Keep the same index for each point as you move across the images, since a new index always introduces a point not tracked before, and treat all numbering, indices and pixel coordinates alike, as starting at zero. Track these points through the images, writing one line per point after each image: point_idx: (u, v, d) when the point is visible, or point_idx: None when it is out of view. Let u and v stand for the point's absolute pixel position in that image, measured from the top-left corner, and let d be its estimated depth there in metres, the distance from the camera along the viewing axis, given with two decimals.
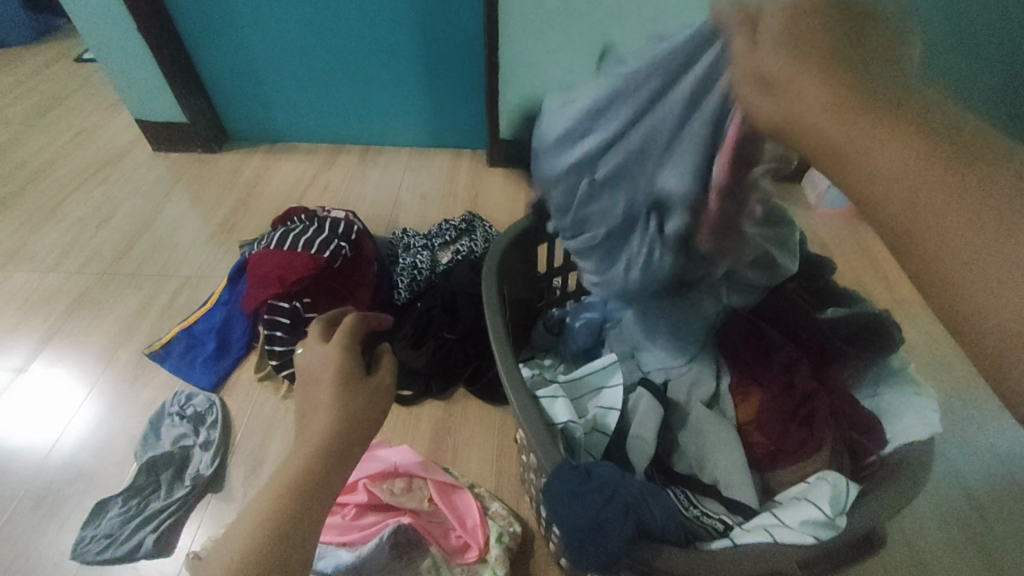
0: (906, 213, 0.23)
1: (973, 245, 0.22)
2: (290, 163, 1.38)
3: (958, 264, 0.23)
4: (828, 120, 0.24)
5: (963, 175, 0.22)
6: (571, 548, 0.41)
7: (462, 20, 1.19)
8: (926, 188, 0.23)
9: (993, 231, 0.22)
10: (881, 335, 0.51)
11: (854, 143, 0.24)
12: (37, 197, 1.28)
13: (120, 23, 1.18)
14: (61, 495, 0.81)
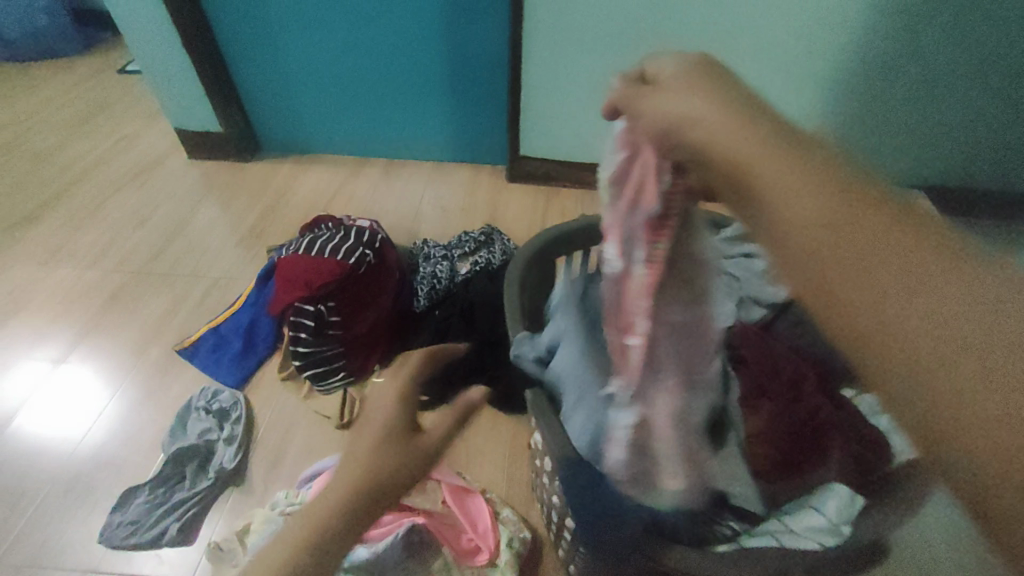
0: (857, 279, 0.23)
1: (946, 346, 0.22)
2: (317, 174, 1.44)
3: (910, 364, 0.22)
4: (782, 192, 0.25)
5: (909, 257, 0.23)
6: (589, 531, 0.46)
7: (487, 42, 1.24)
8: (894, 287, 0.23)
9: (959, 337, 0.22)
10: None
11: (803, 218, 0.24)
12: (79, 198, 1.35)
13: (166, 39, 1.25)
14: (91, 482, 0.84)
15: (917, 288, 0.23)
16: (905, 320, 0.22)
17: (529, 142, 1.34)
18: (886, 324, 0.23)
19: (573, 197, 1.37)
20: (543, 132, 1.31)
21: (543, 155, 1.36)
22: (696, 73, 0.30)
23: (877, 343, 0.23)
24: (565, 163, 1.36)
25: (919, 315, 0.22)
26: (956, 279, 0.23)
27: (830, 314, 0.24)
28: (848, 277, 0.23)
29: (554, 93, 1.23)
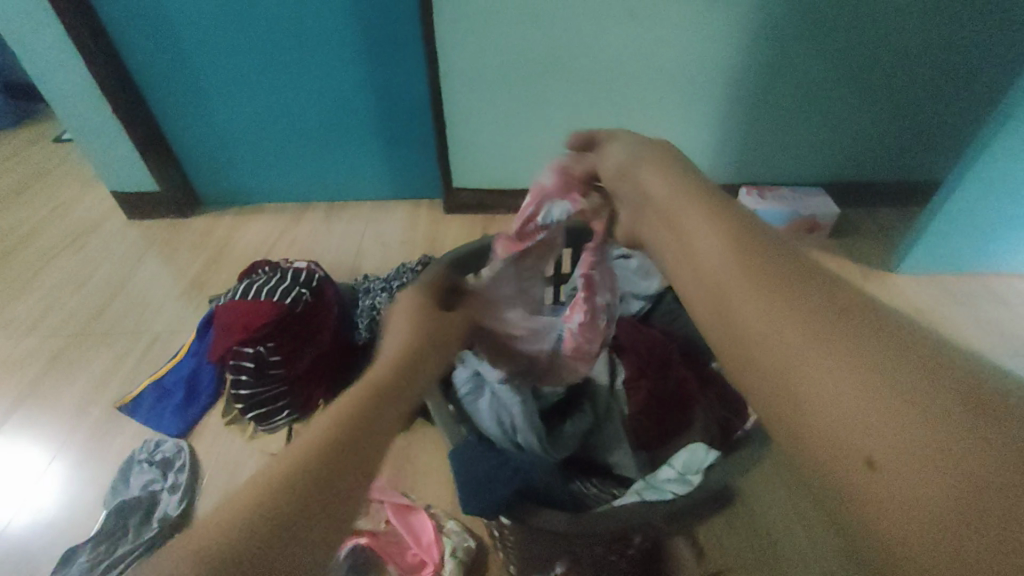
0: (803, 374, 0.31)
1: (862, 410, 0.28)
2: (259, 222, 1.47)
3: (840, 434, 0.28)
4: (749, 311, 0.37)
5: (851, 352, 0.30)
6: (464, 497, 0.48)
7: (410, 86, 1.33)
8: (824, 365, 0.30)
9: (875, 408, 0.27)
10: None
11: (771, 337, 0.34)
12: (13, 269, 1.34)
13: (96, 106, 1.30)
14: (30, 548, 0.83)
15: (845, 369, 0.29)
16: (831, 393, 0.29)
17: (460, 174, 1.41)
18: (810, 394, 0.30)
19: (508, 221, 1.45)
20: (472, 163, 1.40)
21: (474, 185, 1.44)
22: (694, 208, 0.46)
23: (813, 417, 0.30)
24: (496, 190, 1.44)
25: (842, 388, 0.29)
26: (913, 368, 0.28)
27: (786, 391, 0.32)
28: (787, 359, 0.33)
29: (476, 127, 1.32)
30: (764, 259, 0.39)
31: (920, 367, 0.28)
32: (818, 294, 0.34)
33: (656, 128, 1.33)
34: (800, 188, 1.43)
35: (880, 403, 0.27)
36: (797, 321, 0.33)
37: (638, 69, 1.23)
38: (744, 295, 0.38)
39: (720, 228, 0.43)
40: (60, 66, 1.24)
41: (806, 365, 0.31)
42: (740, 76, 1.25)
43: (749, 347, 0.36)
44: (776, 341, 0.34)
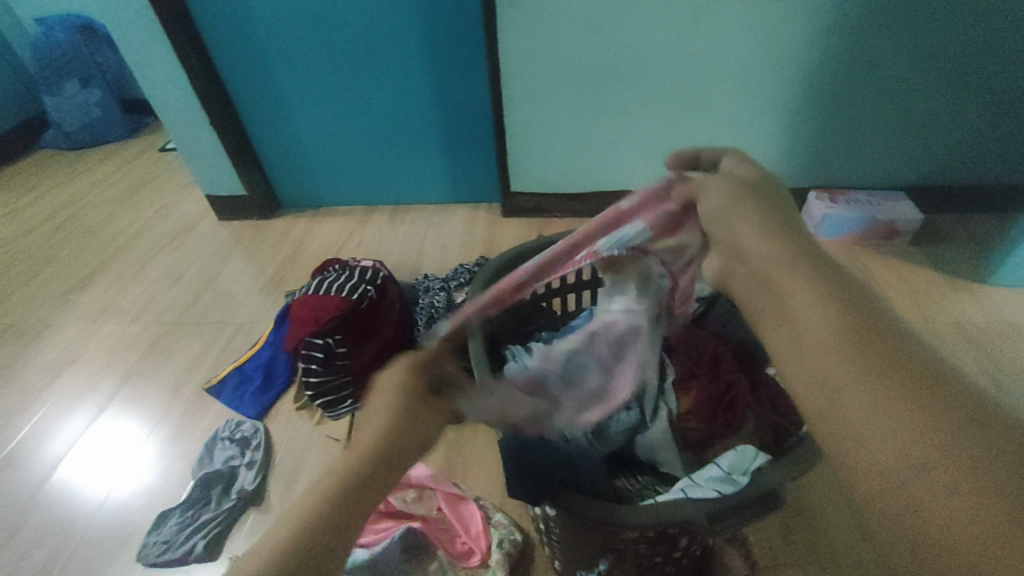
0: (885, 445, 0.30)
1: (945, 488, 0.28)
2: (331, 224, 1.58)
3: (931, 512, 0.28)
4: (822, 364, 0.34)
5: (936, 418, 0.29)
6: (509, 480, 0.51)
7: (473, 95, 1.39)
8: (911, 445, 0.29)
9: (967, 488, 0.27)
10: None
11: (844, 401, 0.32)
12: (125, 263, 1.53)
13: (197, 121, 1.45)
14: (131, 509, 0.94)
15: (920, 437, 0.29)
16: (919, 475, 0.29)
17: (518, 179, 1.44)
18: (885, 464, 0.30)
19: (564, 225, 1.46)
20: (531, 168, 1.42)
21: (532, 189, 1.46)
22: (734, 219, 0.44)
23: (891, 486, 0.30)
24: (553, 195, 1.46)
25: (921, 460, 0.29)
26: (988, 435, 0.28)
27: (871, 463, 0.31)
28: (860, 421, 0.31)
29: (536, 133, 1.35)
30: (826, 298, 0.36)
31: (986, 437, 0.28)
32: (888, 346, 0.33)
33: (719, 132, 1.30)
34: (878, 192, 1.34)
35: (962, 480, 0.28)
36: (870, 379, 0.32)
37: (702, 70, 1.21)
38: (809, 352, 0.35)
39: (783, 265, 0.39)
40: (168, 83, 1.39)
41: (880, 434, 0.30)
42: (813, 75, 1.19)
43: (826, 400, 0.33)
44: (853, 401, 0.32)
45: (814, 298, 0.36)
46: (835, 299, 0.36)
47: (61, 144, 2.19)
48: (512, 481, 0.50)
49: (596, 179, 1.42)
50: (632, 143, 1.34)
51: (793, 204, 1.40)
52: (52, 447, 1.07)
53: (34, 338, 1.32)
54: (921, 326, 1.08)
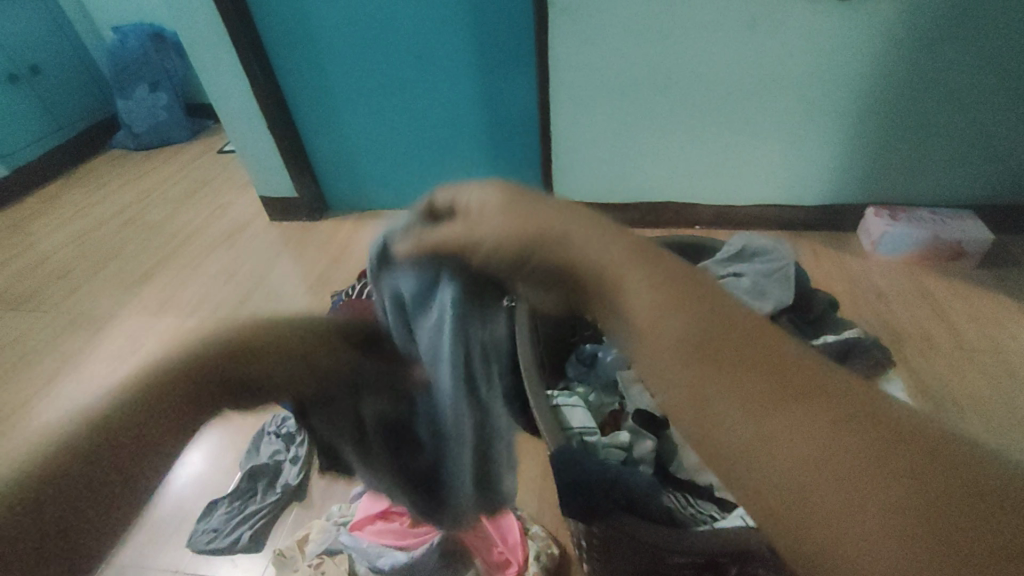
0: (761, 453, 0.26)
1: (859, 520, 0.24)
2: (375, 227, 1.61)
3: (829, 540, 0.24)
4: (706, 380, 0.28)
5: (854, 439, 0.26)
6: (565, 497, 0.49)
7: (520, 103, 1.40)
8: (799, 467, 0.26)
9: (862, 512, 0.24)
10: (871, 358, 0.59)
11: (712, 412, 0.28)
12: (183, 259, 1.60)
13: (256, 126, 1.52)
14: (183, 496, 0.98)
15: (785, 407, 0.27)
16: (787, 480, 0.26)
17: (561, 187, 1.44)
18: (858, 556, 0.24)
19: None
20: (575, 177, 1.41)
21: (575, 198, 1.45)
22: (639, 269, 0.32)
23: (746, 459, 0.27)
24: (597, 204, 1.44)
25: (887, 513, 0.24)
26: (869, 459, 0.25)
27: (751, 474, 0.27)
28: (744, 438, 0.27)
29: (581, 144, 1.34)
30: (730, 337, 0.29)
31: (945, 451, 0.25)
32: (809, 378, 0.28)
33: (771, 145, 1.26)
34: (942, 210, 1.27)
35: (828, 453, 0.25)
36: (817, 417, 0.26)
37: (757, 81, 1.18)
38: (678, 363, 0.29)
39: (654, 264, 0.32)
40: (230, 89, 1.46)
41: (732, 424, 0.27)
42: (874, 88, 1.14)
43: (679, 381, 0.29)
44: (789, 459, 0.26)
45: (694, 331, 0.29)
46: (720, 326, 0.30)
47: (130, 144, 2.32)
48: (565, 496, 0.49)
49: (640, 190, 1.40)
50: (679, 155, 1.32)
51: (848, 220, 1.34)
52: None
53: (100, 327, 1.40)
54: (988, 351, 1.01)
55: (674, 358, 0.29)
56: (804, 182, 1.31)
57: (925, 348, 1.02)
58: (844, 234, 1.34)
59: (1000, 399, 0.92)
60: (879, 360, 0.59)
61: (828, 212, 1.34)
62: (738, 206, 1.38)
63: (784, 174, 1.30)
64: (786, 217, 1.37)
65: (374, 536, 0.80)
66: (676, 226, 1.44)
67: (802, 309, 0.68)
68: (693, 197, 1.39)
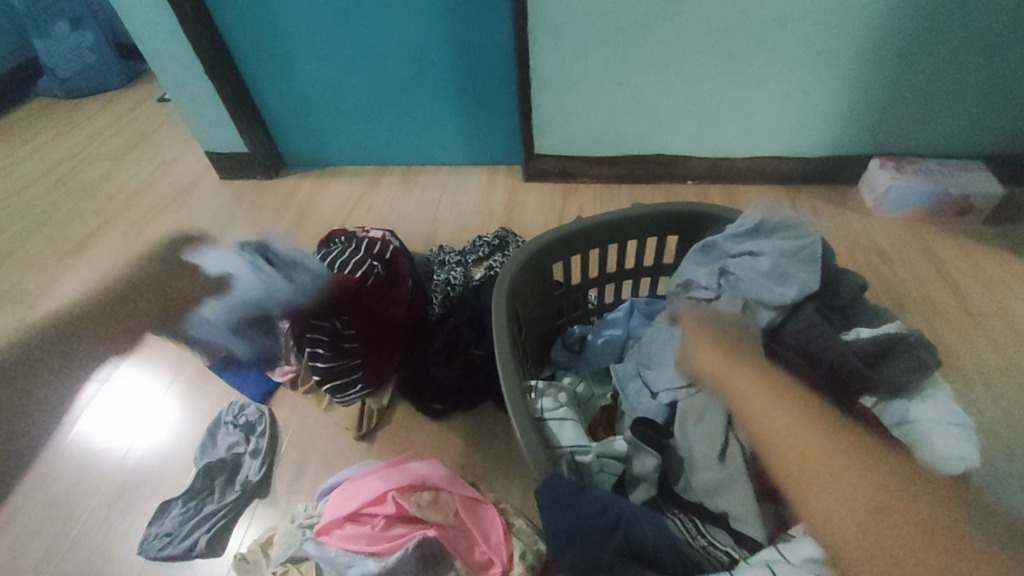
0: (791, 456, 0.49)
1: (835, 503, 0.44)
2: (339, 186, 1.46)
3: (827, 519, 0.44)
4: (772, 414, 0.52)
5: (846, 459, 0.47)
6: (552, 548, 0.44)
7: (495, 42, 1.23)
8: (817, 472, 0.46)
9: (848, 502, 0.44)
10: (913, 357, 0.53)
11: (772, 432, 0.51)
12: (123, 225, 1.44)
13: (191, 69, 1.32)
14: (133, 494, 0.89)
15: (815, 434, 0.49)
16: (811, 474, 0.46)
17: (543, 139, 1.30)
18: (822, 519, 0.44)
19: (593, 193, 1.33)
20: (558, 128, 1.27)
21: (558, 151, 1.32)
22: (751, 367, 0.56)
23: (789, 455, 0.49)
24: (582, 157, 1.31)
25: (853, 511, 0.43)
26: (849, 471, 0.45)
27: (789, 468, 0.48)
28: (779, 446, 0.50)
29: (565, 90, 1.20)
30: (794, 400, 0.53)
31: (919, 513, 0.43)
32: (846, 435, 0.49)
33: (775, 90, 1.14)
34: (950, 162, 1.18)
35: (836, 466, 0.46)
36: (836, 445, 0.48)
37: (764, 15, 1.03)
38: (758, 402, 0.53)
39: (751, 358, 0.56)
40: (154, 26, 1.25)
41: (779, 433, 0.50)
42: (893, 24, 1.02)
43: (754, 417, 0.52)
44: (800, 449, 0.48)
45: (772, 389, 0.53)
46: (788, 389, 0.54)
47: (56, 92, 2.06)
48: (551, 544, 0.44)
49: (628, 143, 1.27)
50: (674, 102, 1.19)
51: (849, 172, 1.25)
52: (61, 408, 1.02)
53: (30, 305, 1.25)
54: (994, 316, 0.95)
55: (753, 392, 0.54)
56: (807, 132, 1.20)
57: (929, 312, 0.97)
58: (845, 188, 1.26)
59: (1007, 367, 0.87)
60: (921, 359, 0.53)
61: (830, 164, 1.24)
62: (735, 159, 1.27)
63: (787, 122, 1.19)
64: (786, 169, 1.26)
65: (342, 542, 0.72)
66: (668, 181, 1.32)
67: (831, 295, 0.60)
68: (687, 150, 1.27)
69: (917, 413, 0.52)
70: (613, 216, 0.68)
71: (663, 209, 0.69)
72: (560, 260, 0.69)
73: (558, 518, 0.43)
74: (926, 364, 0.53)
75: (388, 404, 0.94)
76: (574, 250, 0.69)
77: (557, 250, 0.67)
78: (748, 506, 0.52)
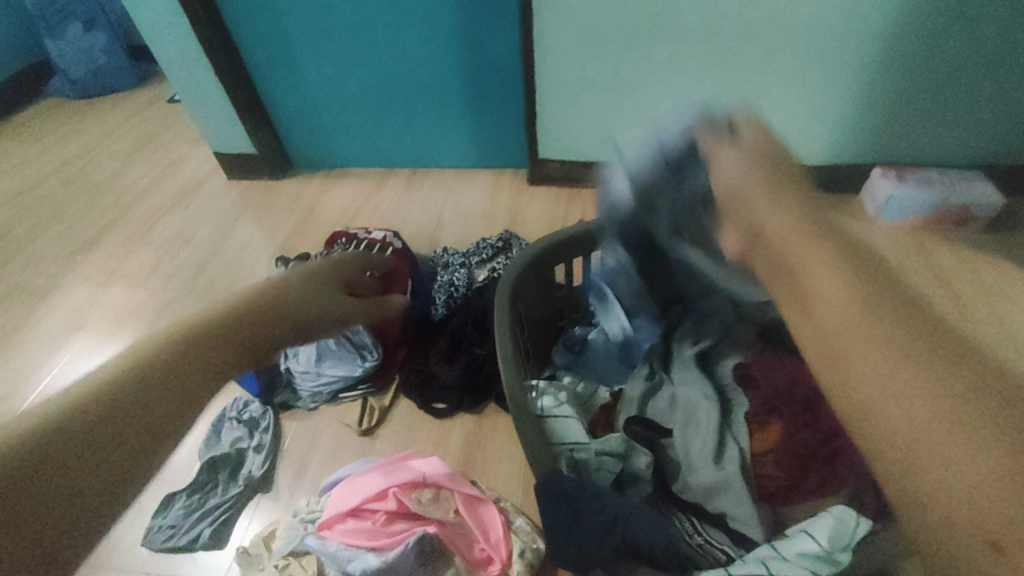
0: (851, 347, 0.36)
1: (909, 419, 0.32)
2: (345, 187, 1.48)
3: (884, 445, 0.32)
4: (829, 297, 0.38)
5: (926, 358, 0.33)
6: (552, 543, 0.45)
7: (501, 47, 1.25)
8: (880, 376, 0.34)
9: (926, 409, 0.31)
10: None
11: (825, 321, 0.38)
12: (132, 223, 1.46)
13: (202, 71, 1.34)
14: None
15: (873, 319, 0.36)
16: (860, 368, 0.35)
17: (547, 144, 1.31)
18: (893, 418, 0.32)
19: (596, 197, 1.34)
20: (563, 133, 1.29)
21: (562, 156, 1.33)
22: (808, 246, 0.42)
23: (841, 355, 0.36)
24: (586, 162, 1.33)
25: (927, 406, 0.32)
26: (927, 379, 0.32)
27: (836, 363, 0.36)
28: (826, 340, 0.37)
29: (570, 95, 1.21)
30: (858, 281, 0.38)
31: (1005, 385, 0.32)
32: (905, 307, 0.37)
33: (776, 98, 1.15)
34: (951, 171, 1.19)
35: (912, 366, 0.33)
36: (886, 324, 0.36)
37: (768, 22, 1.04)
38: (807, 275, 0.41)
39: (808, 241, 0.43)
40: (168, 27, 1.28)
41: (836, 322, 0.37)
42: (893, 34, 1.03)
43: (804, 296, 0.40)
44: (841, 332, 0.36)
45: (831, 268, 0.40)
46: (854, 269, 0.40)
47: (68, 92, 2.09)
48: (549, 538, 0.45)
49: None
50: None
51: (851, 180, 1.26)
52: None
53: (40, 300, 1.27)
54: (993, 323, 0.96)
55: (799, 263, 0.42)
56: (808, 140, 1.21)
57: None
58: (847, 196, 1.26)
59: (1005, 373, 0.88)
60: None
61: (832, 172, 1.25)
62: None
63: (788, 130, 1.20)
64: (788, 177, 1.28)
65: (343, 537, 0.73)
66: None
67: None
68: None
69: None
70: (614, 219, 0.69)
71: None
72: (562, 261, 0.71)
73: (558, 515, 0.45)
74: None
75: (390, 403, 0.95)
76: (577, 252, 0.71)
77: (560, 251, 0.69)
78: (744, 504, 0.54)
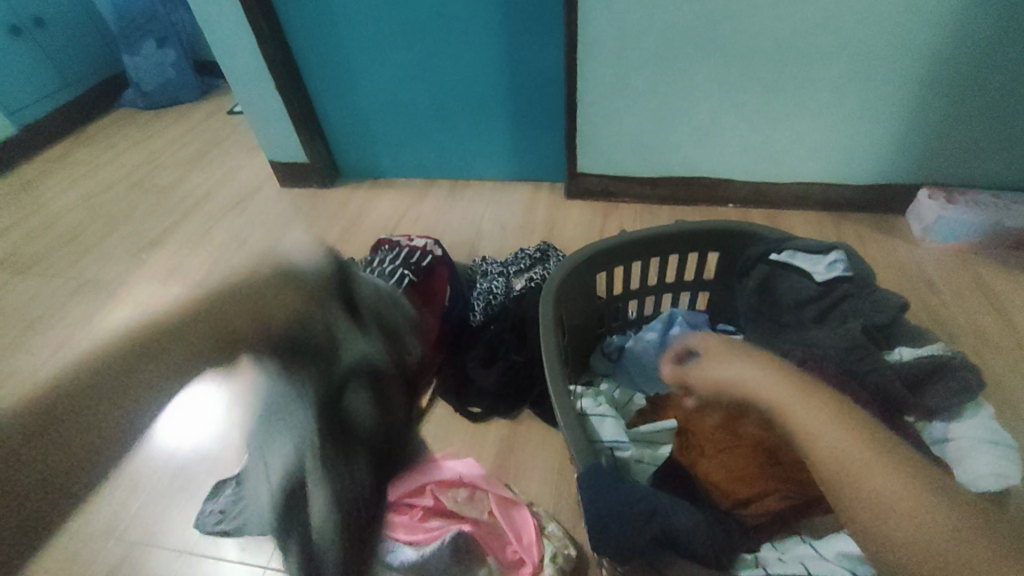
0: (851, 485, 0.45)
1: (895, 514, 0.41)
2: (390, 197, 1.54)
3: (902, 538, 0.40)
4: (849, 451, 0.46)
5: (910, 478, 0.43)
6: (592, 531, 0.48)
7: (546, 64, 1.29)
8: (865, 481, 0.44)
9: (878, 498, 0.43)
10: (959, 380, 0.56)
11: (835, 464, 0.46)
12: (192, 226, 1.56)
13: (264, 85, 1.43)
14: (188, 476, 0.95)
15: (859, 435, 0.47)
16: (867, 483, 0.43)
17: (586, 158, 1.34)
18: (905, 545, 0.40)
19: (633, 212, 1.36)
20: (602, 148, 1.31)
21: (601, 171, 1.36)
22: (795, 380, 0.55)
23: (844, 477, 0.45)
24: (624, 177, 1.35)
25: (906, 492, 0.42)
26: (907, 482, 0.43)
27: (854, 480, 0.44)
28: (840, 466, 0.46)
29: (612, 110, 1.24)
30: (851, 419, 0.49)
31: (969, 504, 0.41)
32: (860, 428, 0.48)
33: (820, 117, 1.15)
34: (1006, 194, 1.16)
35: (892, 470, 0.43)
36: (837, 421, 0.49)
37: (811, 41, 1.05)
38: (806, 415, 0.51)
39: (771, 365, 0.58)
40: (235, 43, 1.37)
41: (839, 459, 0.46)
42: (945, 54, 1.02)
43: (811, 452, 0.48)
44: (847, 460, 0.46)
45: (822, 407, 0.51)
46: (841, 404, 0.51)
47: (139, 104, 2.25)
48: (592, 530, 0.48)
49: (671, 165, 1.30)
50: (717, 127, 1.21)
51: (897, 202, 1.23)
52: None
53: (108, 295, 1.37)
54: None
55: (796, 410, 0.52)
56: (854, 158, 1.20)
57: (980, 346, 0.94)
58: (893, 218, 1.24)
59: None
60: (966, 384, 0.56)
61: (878, 193, 1.23)
62: (779, 183, 1.27)
63: (831, 149, 1.19)
64: (831, 197, 1.26)
65: (383, 530, 0.78)
66: (709, 204, 1.34)
67: (872, 315, 0.63)
68: (728, 172, 1.28)
69: (957, 432, 0.55)
70: (659, 230, 0.71)
71: (707, 225, 0.73)
72: (605, 270, 0.73)
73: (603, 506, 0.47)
74: (968, 387, 0.56)
75: (427, 405, 0.98)
76: (618, 261, 0.73)
77: (603, 261, 0.71)
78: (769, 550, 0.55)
